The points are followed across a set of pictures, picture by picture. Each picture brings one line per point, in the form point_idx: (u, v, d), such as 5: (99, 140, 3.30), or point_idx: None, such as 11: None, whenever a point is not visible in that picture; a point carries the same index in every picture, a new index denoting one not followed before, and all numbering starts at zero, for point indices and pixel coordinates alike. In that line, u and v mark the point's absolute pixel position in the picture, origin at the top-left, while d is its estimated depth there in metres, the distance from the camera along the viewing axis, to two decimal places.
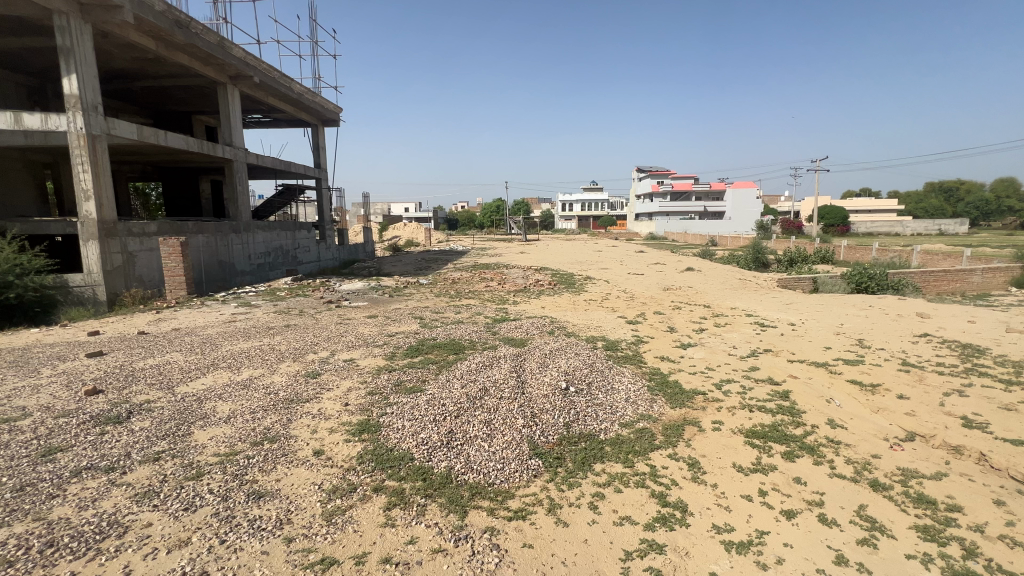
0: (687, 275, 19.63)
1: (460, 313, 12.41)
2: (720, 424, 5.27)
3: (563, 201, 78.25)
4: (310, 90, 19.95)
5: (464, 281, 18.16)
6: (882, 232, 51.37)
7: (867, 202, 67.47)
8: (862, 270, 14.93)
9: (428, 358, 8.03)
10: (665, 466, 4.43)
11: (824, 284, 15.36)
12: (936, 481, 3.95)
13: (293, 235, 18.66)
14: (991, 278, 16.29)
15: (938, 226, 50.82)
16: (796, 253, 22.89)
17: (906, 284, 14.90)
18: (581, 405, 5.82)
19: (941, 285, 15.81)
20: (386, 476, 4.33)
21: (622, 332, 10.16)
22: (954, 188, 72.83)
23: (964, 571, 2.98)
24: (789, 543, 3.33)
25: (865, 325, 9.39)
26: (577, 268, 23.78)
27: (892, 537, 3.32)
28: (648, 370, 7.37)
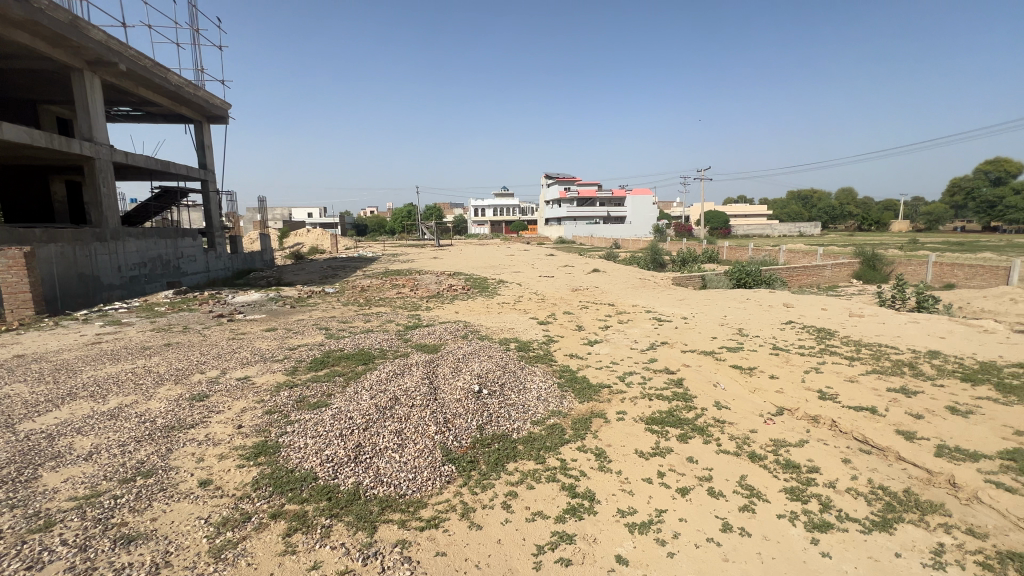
0: (594, 276, 20.76)
1: (370, 321, 11.93)
2: (623, 414, 5.61)
3: (475, 206, 78.67)
4: (192, 83, 17.96)
5: (374, 289, 17.49)
6: (756, 234, 58.35)
7: (743, 208, 76.32)
8: (741, 267, 16.82)
9: (334, 370, 7.59)
10: (574, 459, 4.61)
11: (711, 281, 17.07)
12: (800, 447, 4.54)
13: (175, 243, 16.59)
14: (837, 271, 19.23)
15: (798, 229, 58.90)
16: (687, 254, 25.20)
17: (776, 279, 17.04)
18: (494, 406, 5.86)
19: (802, 278, 18.34)
20: (286, 500, 4.00)
21: (534, 333, 10.43)
22: (809, 197, 85.02)
23: (821, 523, 3.42)
24: (683, 518, 3.61)
25: (743, 316, 10.59)
26: (490, 272, 24.04)
27: (766, 500, 3.74)
28: (558, 368, 7.64)
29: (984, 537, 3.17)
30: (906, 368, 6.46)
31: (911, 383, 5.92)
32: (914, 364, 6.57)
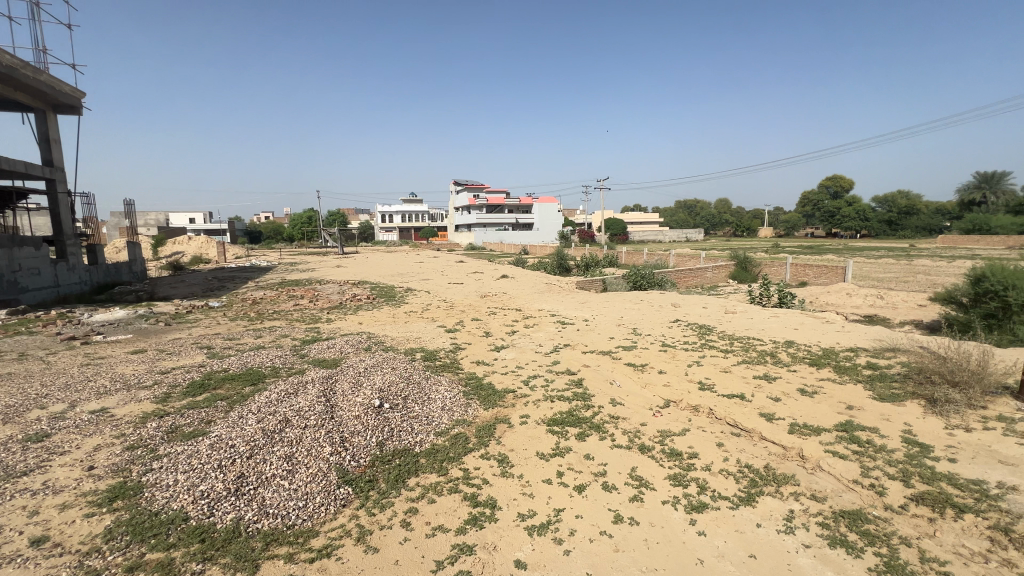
0: (503, 281, 21.07)
1: (261, 337, 10.93)
2: (527, 418, 5.72)
3: (383, 212, 76.06)
4: (32, 65, 15.22)
5: (268, 301, 16.09)
6: (650, 240, 63.33)
7: (638, 216, 82.53)
8: (637, 271, 18.12)
9: (216, 394, 6.81)
10: (477, 467, 4.60)
11: (611, 284, 18.18)
12: (682, 436, 4.97)
13: (10, 254, 13.86)
14: (717, 273, 21.49)
15: (685, 235, 65.01)
16: (590, 259, 26.60)
17: (667, 281, 18.61)
18: (396, 420, 5.65)
19: (689, 280, 20.25)
20: (147, 549, 3.48)
21: (441, 341, 10.28)
22: (694, 206, 94.33)
23: (699, 504, 3.75)
24: (578, 514, 3.76)
25: (637, 316, 11.40)
26: (398, 280, 23.33)
27: (653, 488, 4.03)
28: (464, 375, 7.59)
29: (823, 500, 3.69)
30: (768, 357, 7.38)
31: (772, 370, 6.77)
32: (774, 354, 7.54)
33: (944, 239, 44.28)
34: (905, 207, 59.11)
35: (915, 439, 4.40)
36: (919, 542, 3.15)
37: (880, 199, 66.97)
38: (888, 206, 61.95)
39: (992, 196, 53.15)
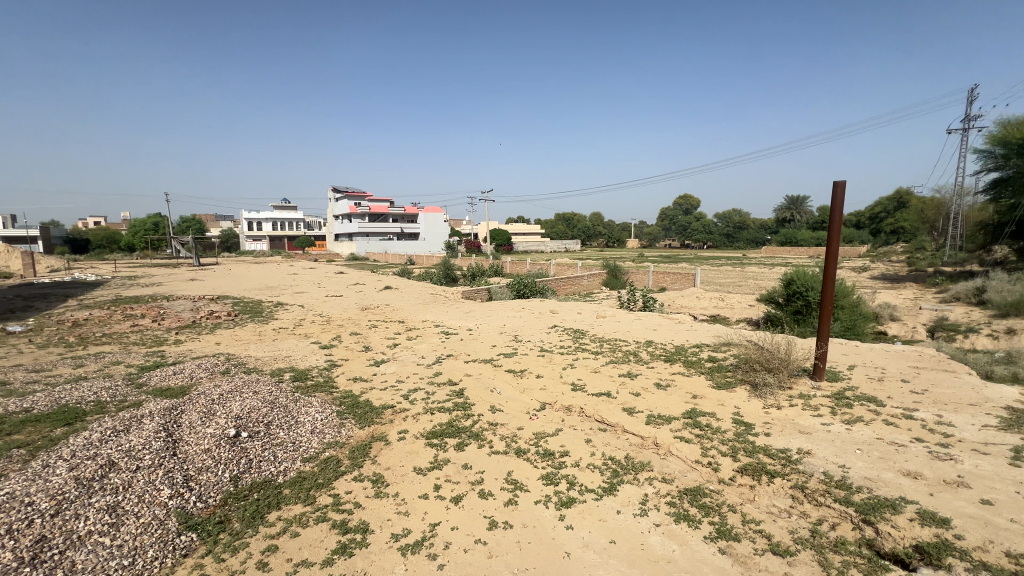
0: (386, 293, 20.30)
1: (84, 366, 9.08)
2: (405, 433, 5.55)
3: (249, 219, 68.59)
4: None
5: (95, 322, 13.45)
6: (533, 250, 66.26)
7: (522, 226, 85.84)
8: (521, 280, 18.77)
9: (11, 440, 5.47)
10: (349, 491, 4.32)
11: (496, 294, 18.59)
12: (555, 436, 5.23)
13: None
14: (592, 281, 23.21)
15: (565, 245, 69.23)
16: (476, 268, 26.91)
17: (548, 289, 19.57)
18: (256, 449, 5.08)
19: (568, 288, 21.57)
20: None
21: (315, 359, 9.53)
22: (572, 218, 101.06)
23: (567, 499, 3.97)
24: (454, 526, 3.73)
25: (519, 324, 11.80)
26: (266, 293, 21.17)
27: (527, 490, 4.17)
28: (339, 394, 7.13)
29: (671, 481, 4.15)
30: (632, 356, 8.14)
31: (634, 368, 7.48)
32: (636, 353, 8.34)
33: (767, 250, 53.46)
34: (738, 224, 70.14)
35: (741, 419, 5.18)
36: (743, 507, 3.70)
37: (720, 216, 78.54)
38: (726, 222, 72.91)
39: (798, 216, 65.66)
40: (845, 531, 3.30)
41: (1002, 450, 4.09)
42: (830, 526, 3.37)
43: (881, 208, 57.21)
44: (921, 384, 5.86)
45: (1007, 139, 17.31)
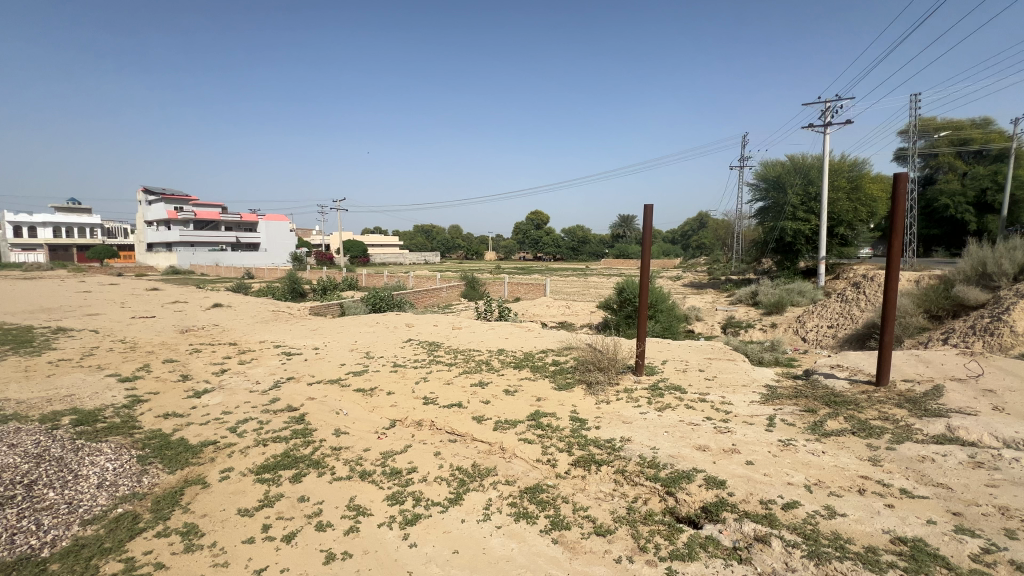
0: (214, 312, 17.65)
1: None
2: (229, 471, 4.86)
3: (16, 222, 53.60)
4: None
5: None
6: (392, 262, 64.30)
7: (380, 237, 82.59)
8: (376, 293, 17.92)
9: None
10: (149, 551, 3.61)
11: (349, 308, 17.54)
12: (403, 453, 5.12)
13: None
14: (450, 292, 23.40)
15: (424, 257, 68.63)
16: (327, 282, 25.02)
17: (406, 301, 19.07)
18: (7, 520, 3.90)
19: (426, 300, 21.35)
20: None
21: (110, 395, 7.80)
22: (431, 230, 100.64)
23: (413, 516, 3.89)
24: (285, 567, 3.38)
25: (371, 339, 11.30)
26: (40, 317, 16.68)
27: (370, 514, 3.98)
28: (143, 435, 5.95)
29: (513, 482, 4.37)
30: (484, 365, 8.39)
31: (485, 377, 7.71)
32: (488, 362, 8.63)
33: (605, 262, 60.30)
34: (582, 238, 77.84)
35: (577, 416, 5.69)
36: (574, 497, 4.07)
37: (567, 231, 86.18)
38: (572, 236, 80.24)
39: (629, 232, 75.42)
40: (653, 504, 3.84)
41: (761, 419, 5.21)
42: (643, 502, 3.89)
43: (689, 227, 68.98)
44: (712, 372, 7.16)
45: (768, 176, 22.35)
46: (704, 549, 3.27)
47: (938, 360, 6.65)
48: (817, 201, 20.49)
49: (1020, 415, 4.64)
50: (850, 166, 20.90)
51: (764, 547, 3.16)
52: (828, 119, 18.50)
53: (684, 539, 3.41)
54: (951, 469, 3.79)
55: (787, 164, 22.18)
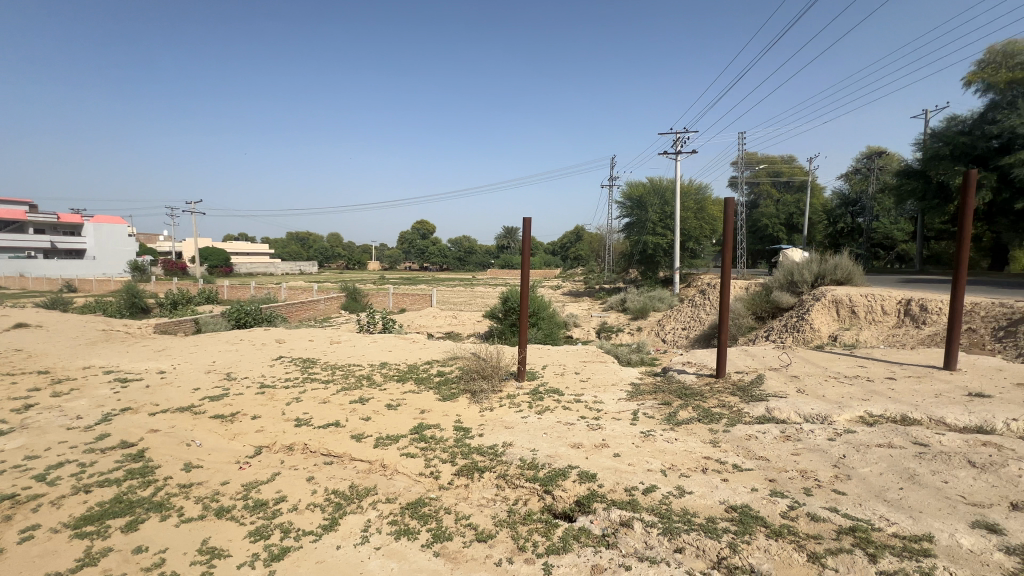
0: (16, 334, 14.25)
1: None
2: (34, 529, 3.96)
3: None
4: None
5: None
6: (260, 272, 58.26)
7: (246, 245, 74.33)
8: (240, 307, 15.86)
9: None
10: None
11: (206, 325, 15.46)
12: (270, 482, 4.67)
13: None
14: (329, 305, 21.92)
15: (299, 267, 63.47)
16: (178, 295, 21.78)
17: (277, 315, 17.25)
18: None
19: (302, 313, 19.69)
20: None
21: None
22: (307, 239, 93.51)
23: (281, 550, 3.56)
24: None
25: (233, 359, 10.09)
26: None
27: (228, 554, 3.56)
28: None
29: (395, 499, 4.24)
30: (365, 381, 7.99)
31: (366, 392, 7.35)
32: (370, 376, 8.24)
33: (491, 272, 61.71)
34: (468, 248, 78.88)
35: (460, 425, 5.71)
36: (457, 507, 4.08)
37: (453, 241, 86.46)
38: (458, 246, 80.80)
39: (513, 244, 78.36)
40: (533, 504, 4.02)
41: (627, 414, 5.75)
42: (522, 503, 4.05)
43: (566, 240, 74.01)
44: (586, 374, 7.72)
45: (632, 196, 24.90)
46: (577, 540, 3.50)
47: (761, 353, 8.00)
48: (672, 219, 23.37)
49: (814, 394, 5.80)
50: (696, 190, 24.24)
51: (628, 530, 3.49)
52: (678, 148, 21.32)
53: (559, 534, 3.62)
54: (768, 443, 4.58)
55: (648, 186, 24.97)
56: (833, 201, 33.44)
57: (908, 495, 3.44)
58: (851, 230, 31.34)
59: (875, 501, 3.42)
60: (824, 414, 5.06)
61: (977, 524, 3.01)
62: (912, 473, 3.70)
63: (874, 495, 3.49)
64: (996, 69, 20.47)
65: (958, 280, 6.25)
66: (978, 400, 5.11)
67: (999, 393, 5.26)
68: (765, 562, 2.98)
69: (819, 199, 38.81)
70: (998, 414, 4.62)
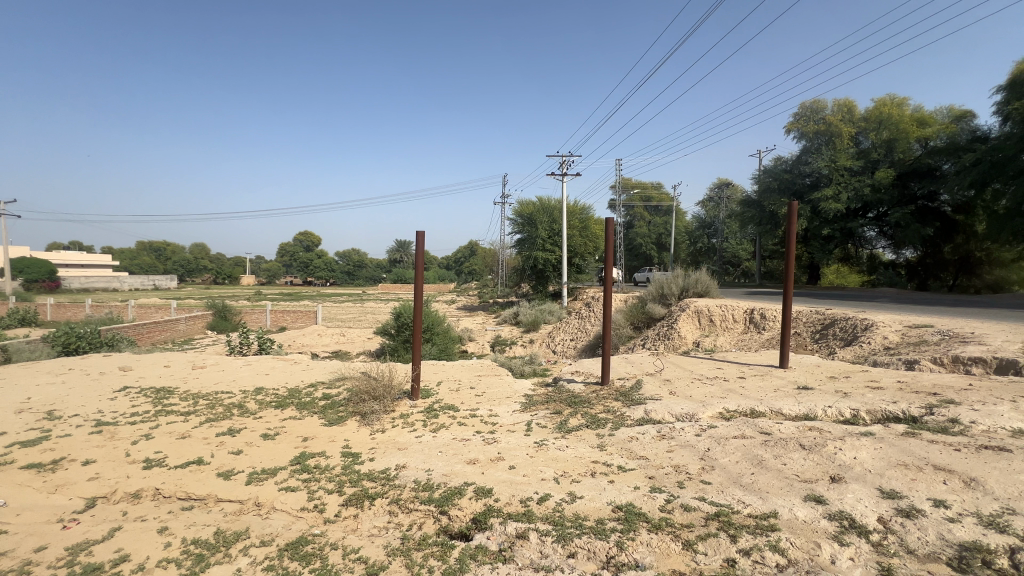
0: None
1: None
2: None
3: None
4: None
5: None
6: (100, 287, 49.12)
7: (78, 254, 62.18)
8: (69, 329, 13.15)
9: None
10: None
11: (19, 353, 12.54)
12: (108, 540, 3.98)
13: None
14: (191, 325, 19.23)
15: (153, 281, 54.86)
16: None
17: (121, 338, 14.64)
18: None
19: (155, 334, 16.94)
20: None
21: None
22: (163, 250, 81.36)
23: None
24: None
25: (58, 392, 8.31)
26: None
27: None
28: None
29: (271, 541, 3.85)
30: (235, 409, 7.08)
31: (236, 423, 6.51)
32: (242, 404, 7.32)
33: (383, 286, 59.44)
34: (356, 263, 75.58)
35: (349, 451, 5.32)
36: (345, 541, 3.81)
37: (341, 255, 81.84)
38: (347, 259, 76.67)
39: (405, 257, 76.70)
40: (428, 528, 3.89)
41: (522, 426, 5.86)
42: (417, 528, 3.90)
43: (460, 254, 74.55)
44: (481, 388, 7.74)
45: (523, 213, 25.89)
46: (474, 559, 3.46)
47: (639, 359, 8.75)
48: (560, 236, 24.75)
49: (683, 395, 6.48)
50: (581, 210, 25.93)
51: (524, 542, 3.52)
52: (565, 170, 22.76)
53: (455, 555, 3.54)
54: (647, 443, 4.99)
55: (538, 204, 26.15)
56: (693, 224, 38.26)
57: (758, 478, 3.98)
58: (708, 249, 36.41)
59: (733, 487, 3.90)
60: (691, 413, 5.67)
61: (809, 498, 3.57)
62: (761, 459, 4.29)
63: (733, 482, 3.98)
64: (807, 121, 25.24)
65: (788, 292, 7.43)
66: (804, 392, 6.14)
67: (819, 385, 6.38)
68: (648, 555, 3.22)
69: (681, 221, 44.13)
70: (819, 403, 5.60)
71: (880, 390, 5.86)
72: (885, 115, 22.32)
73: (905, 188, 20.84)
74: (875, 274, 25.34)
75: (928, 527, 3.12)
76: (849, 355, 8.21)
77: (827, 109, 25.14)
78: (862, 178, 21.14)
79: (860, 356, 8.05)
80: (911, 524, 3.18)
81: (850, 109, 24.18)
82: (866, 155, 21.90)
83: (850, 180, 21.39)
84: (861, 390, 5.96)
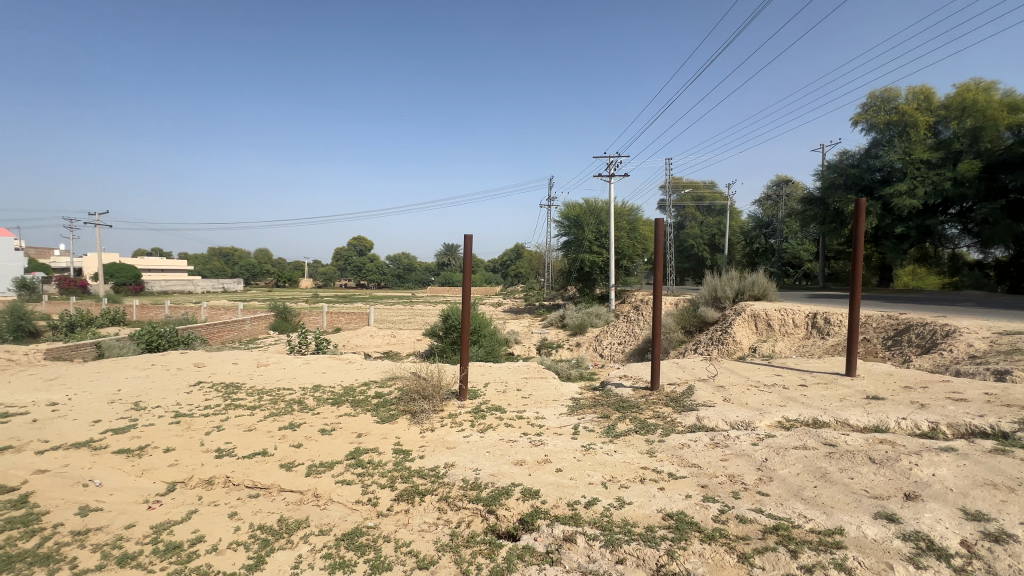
0: None
1: None
2: None
3: None
4: None
5: None
6: (176, 290, 53.38)
7: (159, 261, 67.78)
8: (151, 328, 14.36)
9: None
10: None
11: (110, 348, 13.89)
12: (186, 521, 4.34)
13: None
14: (256, 325, 20.50)
15: (222, 284, 59.06)
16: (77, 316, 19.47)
17: (196, 337, 15.84)
18: None
19: (224, 334, 18.20)
20: None
21: None
22: (231, 255, 87.49)
23: None
24: None
25: (143, 385, 9.13)
26: None
27: None
28: None
29: (329, 531, 4.06)
30: (296, 405, 7.49)
31: (297, 418, 6.89)
32: (301, 401, 7.73)
33: (432, 288, 60.95)
34: (407, 266, 78.04)
35: (400, 448, 5.50)
36: (397, 534, 3.95)
37: (392, 258, 84.78)
38: (397, 262, 79.24)
39: (453, 261, 78.31)
40: (475, 526, 3.94)
41: (568, 429, 5.83)
42: (466, 525, 3.97)
43: (506, 258, 75.13)
44: (527, 390, 7.76)
45: (569, 215, 25.76)
46: (521, 560, 3.47)
47: (690, 365, 8.45)
48: (607, 238, 24.38)
49: (739, 402, 6.20)
50: (629, 211, 25.41)
51: (571, 545, 3.50)
52: (612, 170, 22.43)
53: (503, 555, 3.58)
54: (700, 451, 4.82)
55: (585, 206, 25.93)
56: (749, 223, 36.60)
57: (822, 492, 3.74)
58: (765, 250, 34.69)
59: (793, 500, 3.69)
60: (747, 421, 5.41)
61: (880, 515, 3.33)
62: (824, 472, 4.03)
63: (793, 495, 3.77)
64: (877, 110, 23.48)
65: (856, 295, 6.93)
66: (875, 402, 5.70)
67: (891, 395, 5.91)
68: (700, 566, 3.11)
69: (735, 221, 42.23)
70: (891, 414, 5.19)
71: (964, 403, 5.35)
72: (969, 101, 20.38)
73: (993, 179, 18.93)
74: (958, 276, 23.30)
75: (1021, 554, 2.82)
76: (927, 364, 7.56)
77: (900, 97, 23.33)
78: (942, 172, 19.47)
79: (939, 365, 7.40)
80: (1002, 549, 2.88)
81: (928, 96, 22.29)
82: (947, 145, 20.09)
83: (928, 174, 19.76)
84: (941, 402, 5.47)
